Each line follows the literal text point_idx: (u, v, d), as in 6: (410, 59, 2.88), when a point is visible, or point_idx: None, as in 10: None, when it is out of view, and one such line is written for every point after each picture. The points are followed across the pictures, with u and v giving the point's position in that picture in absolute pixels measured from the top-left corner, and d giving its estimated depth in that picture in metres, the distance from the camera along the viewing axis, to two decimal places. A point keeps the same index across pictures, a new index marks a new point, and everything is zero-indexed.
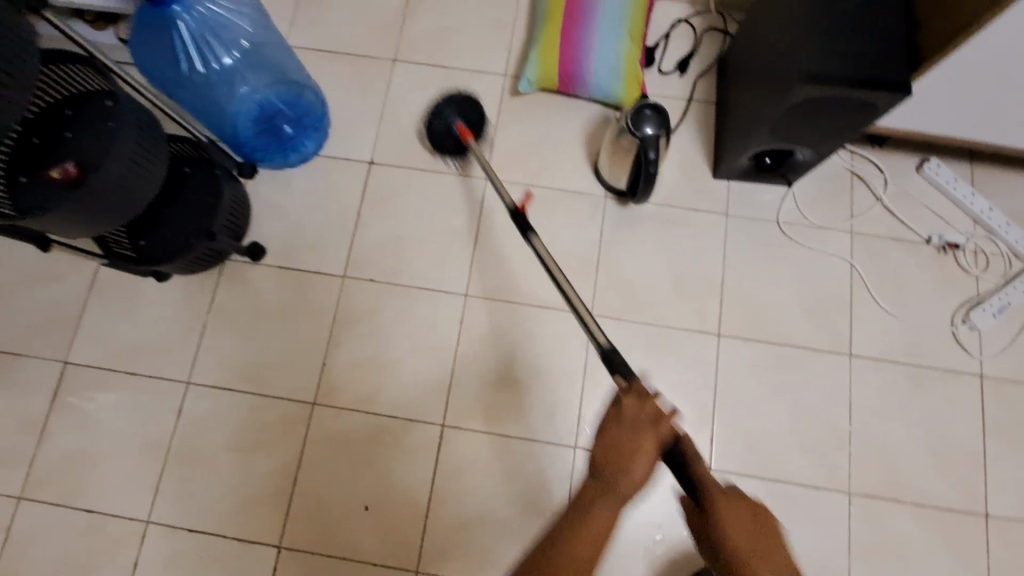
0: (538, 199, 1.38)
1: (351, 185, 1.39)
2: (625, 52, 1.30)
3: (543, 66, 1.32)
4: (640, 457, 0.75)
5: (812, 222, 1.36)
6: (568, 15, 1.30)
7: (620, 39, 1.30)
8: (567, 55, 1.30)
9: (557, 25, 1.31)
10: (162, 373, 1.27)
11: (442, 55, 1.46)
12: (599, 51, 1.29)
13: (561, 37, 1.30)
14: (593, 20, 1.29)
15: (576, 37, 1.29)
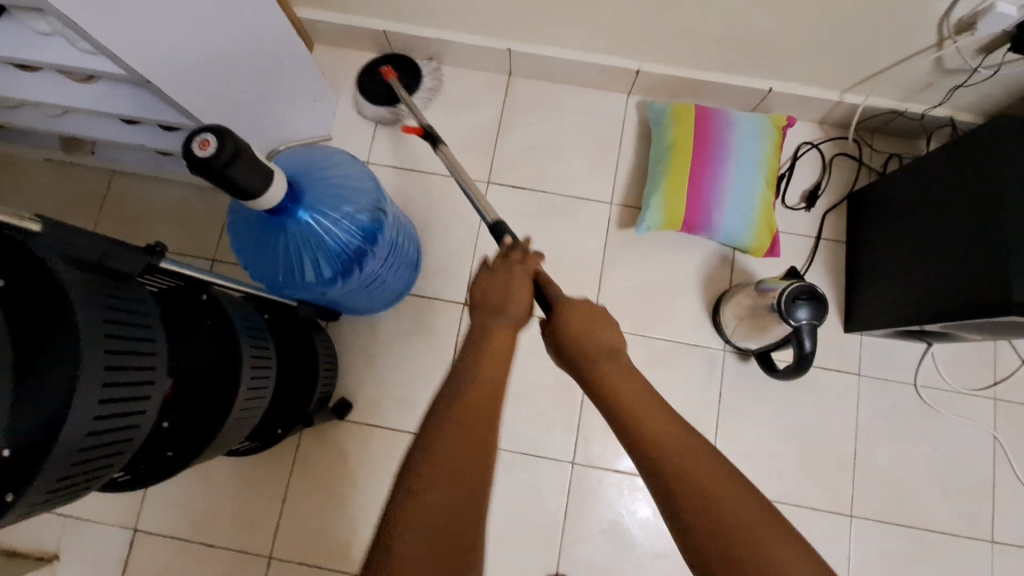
0: (649, 350, 1.25)
1: (443, 328, 1.26)
2: (758, 198, 1.19)
3: (665, 208, 1.20)
4: (515, 301, 0.74)
5: (953, 386, 1.23)
6: (695, 155, 1.19)
7: (753, 184, 1.19)
8: (694, 198, 1.19)
9: (684, 171, 1.19)
10: (243, 545, 1.17)
11: (540, 179, 1.33)
12: (730, 197, 1.18)
13: (687, 178, 1.19)
14: (724, 168, 1.19)
15: (706, 186, 1.18)
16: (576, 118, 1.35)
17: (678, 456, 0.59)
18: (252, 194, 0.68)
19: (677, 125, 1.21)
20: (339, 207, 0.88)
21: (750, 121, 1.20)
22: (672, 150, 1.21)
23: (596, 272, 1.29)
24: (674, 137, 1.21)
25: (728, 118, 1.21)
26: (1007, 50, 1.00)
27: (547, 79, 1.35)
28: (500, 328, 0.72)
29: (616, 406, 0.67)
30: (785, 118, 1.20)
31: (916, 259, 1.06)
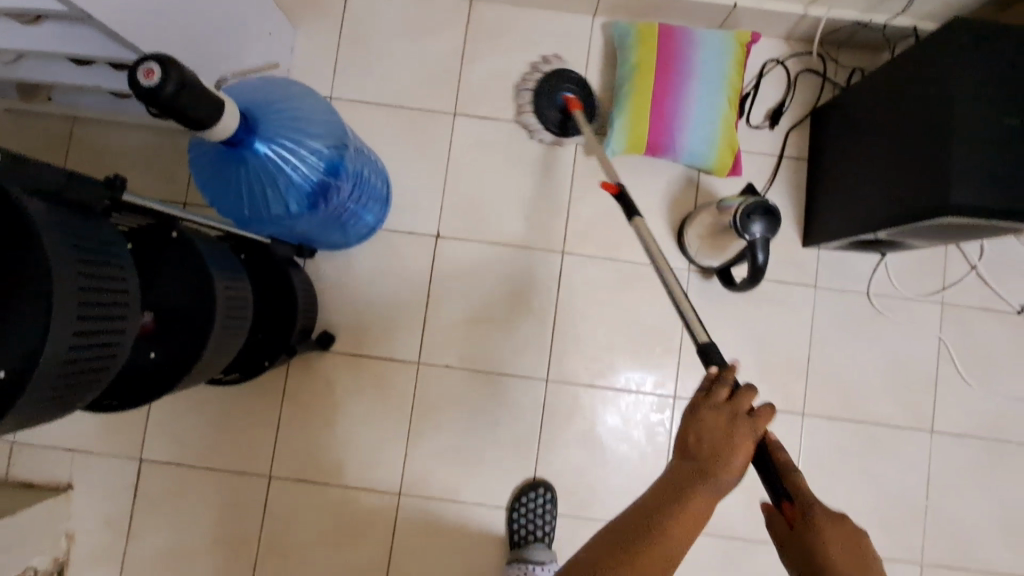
0: (618, 273, 1.30)
1: (418, 261, 1.30)
2: (720, 118, 1.20)
3: (630, 130, 1.21)
4: (741, 453, 0.61)
5: (904, 294, 1.30)
6: (659, 74, 1.19)
7: (716, 103, 1.20)
8: (657, 119, 1.20)
9: (648, 93, 1.20)
10: (243, 468, 1.26)
11: (507, 107, 1.33)
12: (693, 117, 1.20)
13: (651, 99, 1.19)
14: (687, 88, 1.19)
15: (669, 107, 1.19)
16: (541, 42, 1.33)
17: (827, 531, 0.59)
18: (202, 124, 0.71)
19: (640, 45, 1.20)
20: (300, 142, 0.90)
21: (713, 39, 1.20)
22: (636, 70, 1.21)
23: (566, 200, 1.32)
24: (638, 58, 1.21)
25: (693, 35, 1.20)
26: None
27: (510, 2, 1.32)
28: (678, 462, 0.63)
29: (796, 508, 0.61)
30: (749, 34, 1.19)
31: (867, 169, 1.10)
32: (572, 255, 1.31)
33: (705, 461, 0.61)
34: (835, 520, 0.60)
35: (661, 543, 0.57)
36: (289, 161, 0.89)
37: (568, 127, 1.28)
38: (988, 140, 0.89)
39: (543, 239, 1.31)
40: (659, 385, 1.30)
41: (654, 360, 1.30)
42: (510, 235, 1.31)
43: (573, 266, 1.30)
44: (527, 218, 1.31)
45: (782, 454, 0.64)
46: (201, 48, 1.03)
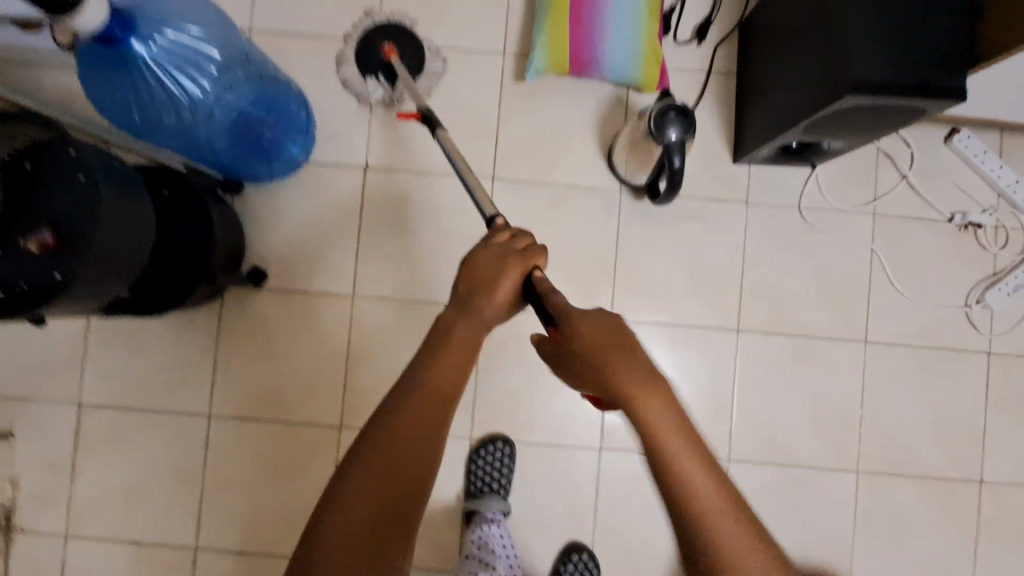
0: (549, 197, 1.30)
1: (346, 193, 1.29)
2: (642, 27, 1.18)
3: (552, 45, 1.19)
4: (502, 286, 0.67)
5: (835, 205, 1.30)
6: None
7: (635, 12, 1.18)
8: (577, 31, 1.18)
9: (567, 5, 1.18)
10: (182, 408, 1.26)
11: (431, 34, 1.30)
12: (613, 28, 1.17)
13: (569, 10, 1.18)
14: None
15: (588, 19, 1.17)
16: None
17: (645, 416, 0.58)
18: (69, 5, 0.68)
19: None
20: (203, 58, 0.93)
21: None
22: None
23: (494, 126, 1.30)
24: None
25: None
26: None
27: None
28: (491, 295, 0.67)
29: (589, 364, 0.61)
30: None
31: (784, 72, 1.10)
32: (501, 181, 1.30)
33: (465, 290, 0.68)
34: (630, 355, 0.61)
35: (404, 465, 0.58)
36: (192, 79, 0.92)
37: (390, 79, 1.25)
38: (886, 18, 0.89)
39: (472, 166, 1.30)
40: (594, 307, 1.30)
41: (589, 282, 1.30)
42: (440, 163, 1.29)
43: (502, 193, 1.30)
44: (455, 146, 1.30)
45: (582, 336, 0.63)
46: None
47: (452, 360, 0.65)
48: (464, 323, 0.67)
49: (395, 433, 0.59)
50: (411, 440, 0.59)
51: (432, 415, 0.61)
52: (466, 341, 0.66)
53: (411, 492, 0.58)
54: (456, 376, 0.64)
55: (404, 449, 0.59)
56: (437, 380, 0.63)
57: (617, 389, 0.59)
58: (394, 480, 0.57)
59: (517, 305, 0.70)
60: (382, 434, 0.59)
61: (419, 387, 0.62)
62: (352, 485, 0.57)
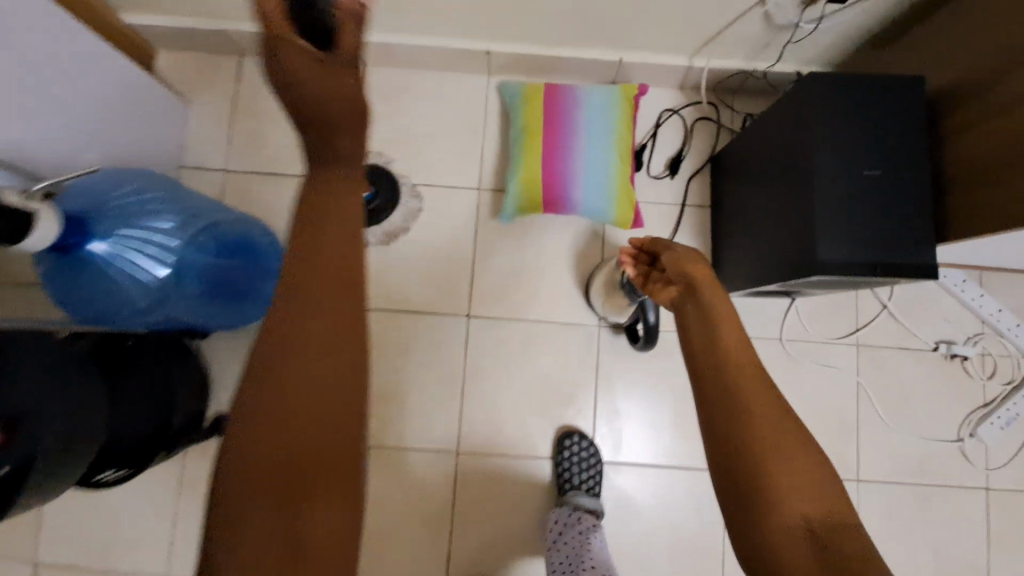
0: (526, 333, 1.27)
1: None
2: (614, 167, 1.18)
3: (524, 186, 1.18)
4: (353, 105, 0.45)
5: (817, 337, 1.27)
6: (546, 129, 1.19)
7: (607, 153, 1.18)
8: (549, 172, 1.17)
9: (537, 151, 1.18)
10: (138, 568, 1.18)
11: (406, 172, 1.31)
12: (585, 170, 1.17)
13: (541, 153, 1.18)
14: (576, 144, 1.18)
15: (559, 164, 1.17)
16: (438, 104, 1.33)
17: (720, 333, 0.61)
18: (21, 232, 0.68)
19: (527, 103, 1.21)
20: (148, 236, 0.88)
21: (598, 91, 1.20)
22: (526, 127, 1.21)
23: (469, 261, 1.28)
24: (527, 115, 1.21)
25: (577, 89, 1.20)
26: (824, 4, 0.99)
27: (402, 65, 1.31)
28: (335, 91, 0.44)
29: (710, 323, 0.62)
30: (634, 88, 1.19)
31: (752, 225, 1.09)
32: (477, 317, 1.27)
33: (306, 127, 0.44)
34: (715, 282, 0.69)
35: (331, 347, 0.41)
36: (140, 256, 0.87)
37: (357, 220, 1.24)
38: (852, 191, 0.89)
39: (448, 302, 1.27)
40: None
41: (569, 420, 1.25)
42: (414, 300, 1.27)
43: (478, 329, 1.27)
44: (430, 282, 1.28)
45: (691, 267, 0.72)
46: (35, 143, 0.96)
47: (341, 202, 0.44)
48: (330, 163, 0.45)
49: (284, 368, 0.40)
50: (315, 345, 0.40)
51: (335, 328, 0.41)
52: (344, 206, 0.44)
53: (342, 435, 0.41)
54: (350, 239, 0.43)
55: (307, 394, 0.40)
56: (331, 255, 0.42)
57: (671, 250, 0.76)
58: (297, 433, 0.39)
59: (338, 58, 0.45)
60: (269, 369, 0.40)
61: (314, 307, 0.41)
62: (260, 447, 0.39)
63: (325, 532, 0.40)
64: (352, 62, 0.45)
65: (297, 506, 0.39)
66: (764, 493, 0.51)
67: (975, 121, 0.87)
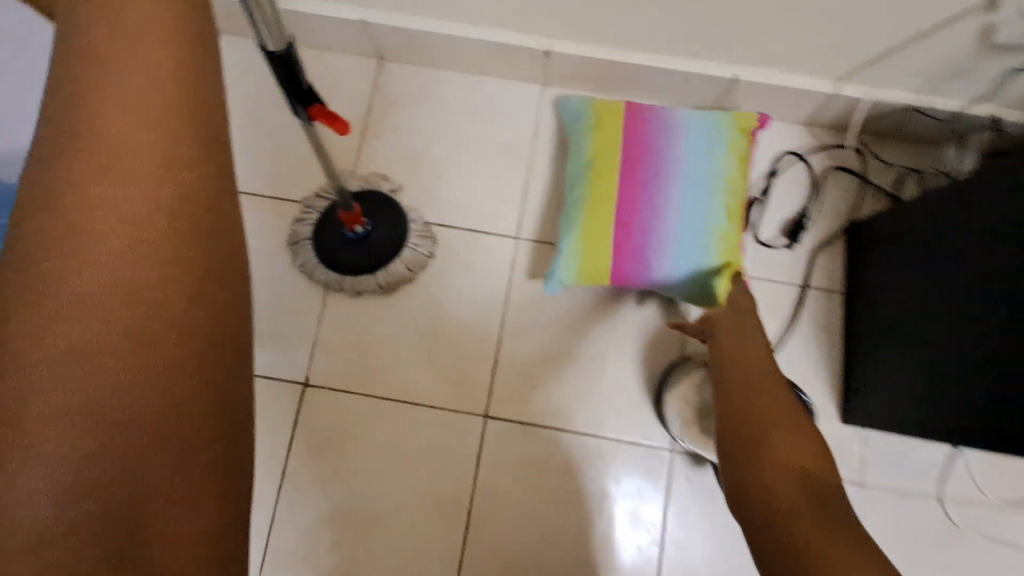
0: (566, 450, 0.88)
1: (270, 422, 0.88)
2: (722, 224, 0.80)
3: (588, 242, 0.81)
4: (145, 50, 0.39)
5: (992, 501, 0.87)
6: (624, 165, 0.83)
7: (713, 204, 0.80)
8: (625, 226, 0.80)
9: (609, 190, 0.82)
10: None
11: (421, 206, 0.96)
12: (677, 220, 0.80)
13: (615, 197, 0.82)
14: (666, 183, 0.81)
15: (639, 211, 0.80)
16: (470, 120, 0.99)
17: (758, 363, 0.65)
18: None
19: (597, 128, 0.85)
20: None
21: (700, 117, 0.84)
22: (594, 160, 0.85)
23: (494, 337, 0.91)
24: (596, 143, 0.85)
25: (670, 113, 0.85)
26: None
27: (428, 64, 0.98)
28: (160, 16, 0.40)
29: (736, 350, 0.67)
30: (754, 117, 0.83)
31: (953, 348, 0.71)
32: (497, 420, 0.89)
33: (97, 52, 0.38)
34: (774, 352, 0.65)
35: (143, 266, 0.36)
36: None
37: (352, 267, 0.89)
38: (989, 274, 0.66)
39: (457, 393, 0.89)
40: None
41: None
42: (412, 386, 0.90)
43: (498, 438, 0.88)
44: (435, 363, 0.90)
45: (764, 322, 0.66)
46: None
47: (139, 119, 0.38)
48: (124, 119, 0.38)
49: (79, 316, 0.35)
50: (104, 275, 0.35)
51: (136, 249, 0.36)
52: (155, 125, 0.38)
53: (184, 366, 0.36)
54: (145, 129, 0.37)
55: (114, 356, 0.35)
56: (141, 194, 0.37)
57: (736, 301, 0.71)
58: (126, 376, 0.34)
59: None
60: (45, 301, 0.34)
61: (107, 252, 0.36)
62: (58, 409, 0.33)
63: (172, 488, 0.35)
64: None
65: (134, 468, 0.34)
66: (770, 447, 0.55)
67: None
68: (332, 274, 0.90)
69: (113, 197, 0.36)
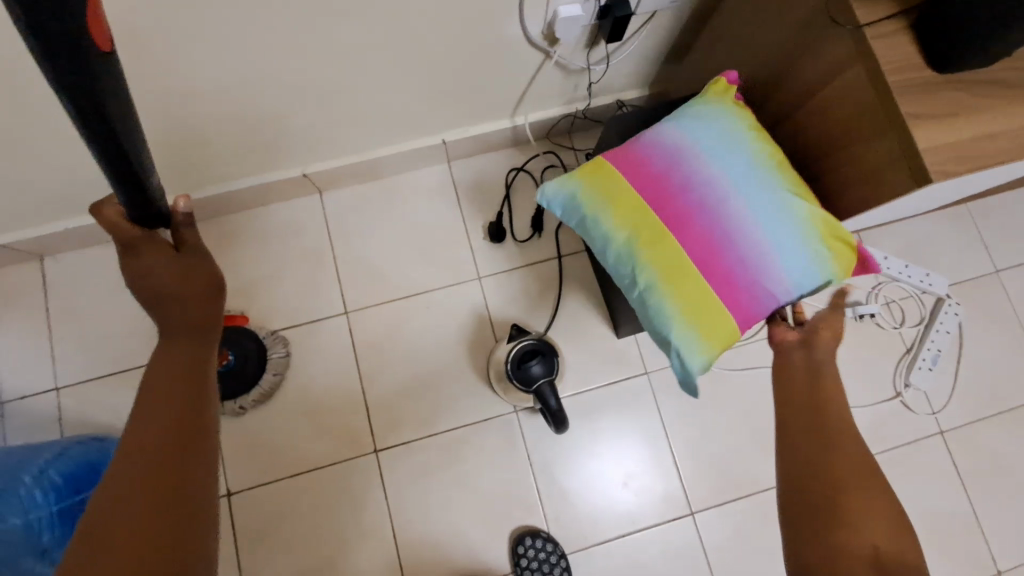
0: (442, 446, 1.16)
1: (217, 533, 1.09)
2: (807, 218, 0.67)
3: (694, 306, 0.66)
4: (196, 299, 0.57)
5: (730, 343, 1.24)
6: (658, 194, 0.68)
7: (786, 206, 0.67)
8: (725, 265, 0.66)
9: (677, 245, 0.67)
10: None
11: (263, 320, 1.20)
12: (771, 237, 0.66)
13: (682, 231, 0.67)
14: (720, 191, 0.68)
15: (726, 225, 0.67)
16: (276, 239, 1.24)
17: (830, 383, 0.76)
18: None
19: (594, 175, 0.71)
20: None
21: (700, 127, 0.71)
22: (634, 222, 0.68)
23: (359, 390, 1.17)
24: (616, 200, 0.69)
25: (691, 152, 0.69)
26: (605, 43, 0.98)
27: (223, 212, 1.22)
28: (185, 307, 0.57)
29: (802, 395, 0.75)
30: (730, 82, 0.75)
31: None
32: (385, 450, 1.15)
33: (162, 312, 0.57)
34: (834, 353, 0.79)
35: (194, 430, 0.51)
36: None
37: (227, 388, 1.12)
38: None
39: (349, 445, 1.15)
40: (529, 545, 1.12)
41: (516, 522, 1.14)
42: (312, 454, 1.14)
43: (391, 461, 1.14)
44: (324, 432, 1.15)
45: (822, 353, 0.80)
46: None
47: (182, 350, 0.55)
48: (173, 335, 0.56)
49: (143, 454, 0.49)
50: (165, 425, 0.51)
51: (185, 423, 0.51)
52: (162, 416, 0.51)
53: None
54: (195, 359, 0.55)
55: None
56: (139, 472, 0.48)
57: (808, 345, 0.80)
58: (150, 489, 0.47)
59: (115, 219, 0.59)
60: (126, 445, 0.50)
61: (144, 445, 0.49)
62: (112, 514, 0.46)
63: None
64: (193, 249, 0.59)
65: None
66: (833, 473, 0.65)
67: (791, 106, 0.86)
68: (214, 403, 1.12)
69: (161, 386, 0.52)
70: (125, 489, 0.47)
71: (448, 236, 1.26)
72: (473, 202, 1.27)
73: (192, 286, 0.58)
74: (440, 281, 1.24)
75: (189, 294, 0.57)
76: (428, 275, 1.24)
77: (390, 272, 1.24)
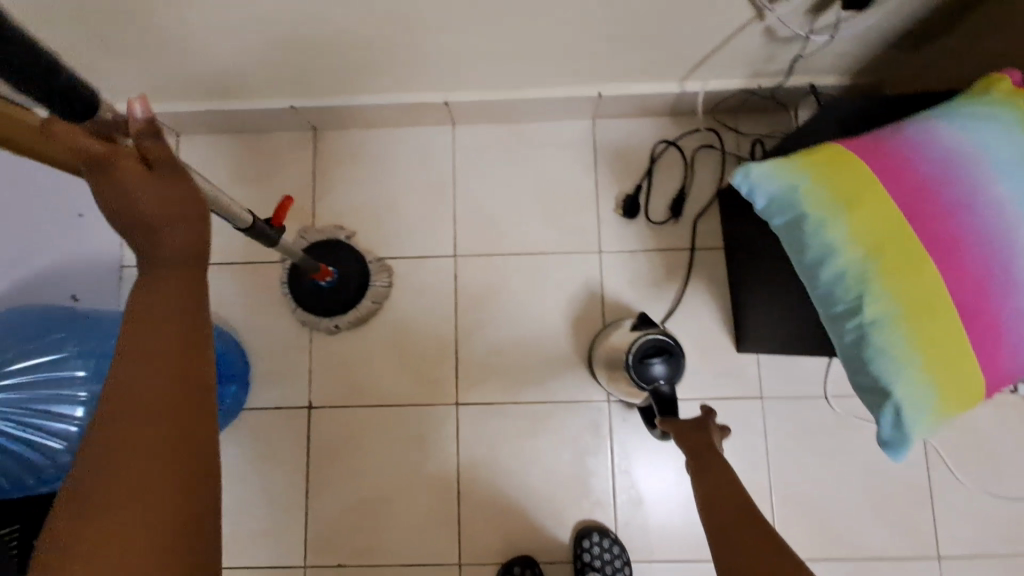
0: (526, 416, 1.10)
1: (292, 441, 1.10)
2: None
3: (936, 353, 0.56)
4: (175, 230, 0.44)
5: None
6: (921, 210, 0.57)
7: None
8: (984, 312, 0.56)
9: (931, 277, 0.56)
10: None
11: (371, 244, 1.17)
12: None
13: (943, 262, 0.56)
14: (999, 221, 0.56)
15: (998, 264, 0.56)
16: (399, 165, 1.18)
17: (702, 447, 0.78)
18: None
19: (835, 172, 0.60)
20: None
21: (989, 138, 0.59)
22: (880, 241, 0.57)
23: (453, 339, 1.12)
24: (859, 209, 0.58)
25: (971, 159, 0.58)
26: (838, 10, 0.82)
27: (355, 126, 1.18)
28: (169, 247, 0.43)
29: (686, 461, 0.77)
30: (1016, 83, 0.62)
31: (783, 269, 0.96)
32: (464, 406, 1.10)
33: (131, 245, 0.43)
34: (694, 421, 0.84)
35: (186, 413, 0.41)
36: None
37: (328, 304, 1.10)
38: None
39: (430, 392, 1.11)
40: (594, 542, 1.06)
41: (585, 513, 1.07)
42: (395, 390, 1.11)
43: (471, 418, 1.10)
44: (408, 372, 1.12)
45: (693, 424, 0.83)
46: None
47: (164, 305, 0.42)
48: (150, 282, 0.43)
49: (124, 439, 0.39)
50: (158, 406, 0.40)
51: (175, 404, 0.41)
52: (142, 404, 0.40)
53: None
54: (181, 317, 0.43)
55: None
56: (133, 462, 0.39)
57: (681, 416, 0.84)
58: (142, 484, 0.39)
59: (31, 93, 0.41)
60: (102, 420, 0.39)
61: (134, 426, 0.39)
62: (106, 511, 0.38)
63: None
64: (170, 165, 0.44)
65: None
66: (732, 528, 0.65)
67: None
68: (308, 313, 1.12)
69: (142, 353, 0.41)
70: (105, 492, 0.38)
71: (575, 200, 1.16)
72: (611, 168, 1.16)
73: (176, 211, 0.44)
74: (557, 245, 1.14)
75: (175, 223, 0.44)
76: (545, 237, 1.15)
77: (507, 224, 1.16)
